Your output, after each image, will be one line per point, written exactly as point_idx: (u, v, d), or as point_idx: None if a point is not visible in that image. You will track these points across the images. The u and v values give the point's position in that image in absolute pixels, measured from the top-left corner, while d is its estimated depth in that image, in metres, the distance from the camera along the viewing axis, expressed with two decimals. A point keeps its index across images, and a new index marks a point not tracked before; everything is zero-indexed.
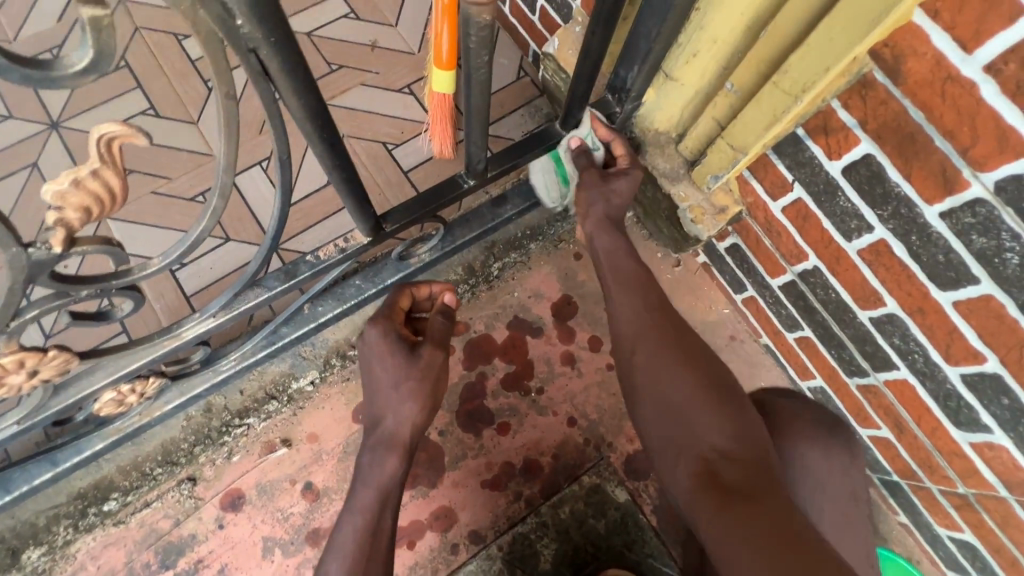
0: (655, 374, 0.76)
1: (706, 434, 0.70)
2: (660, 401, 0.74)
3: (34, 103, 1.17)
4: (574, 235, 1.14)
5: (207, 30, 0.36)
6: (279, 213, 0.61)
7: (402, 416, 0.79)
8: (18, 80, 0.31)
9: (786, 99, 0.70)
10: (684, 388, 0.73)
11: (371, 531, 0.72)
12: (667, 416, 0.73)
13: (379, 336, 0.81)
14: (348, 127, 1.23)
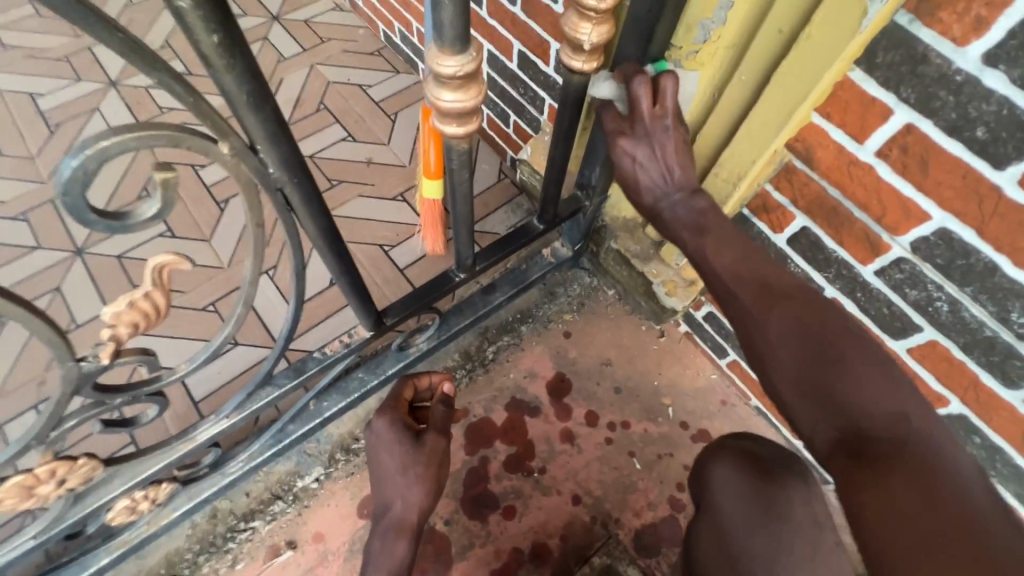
0: (775, 332, 0.62)
1: (852, 405, 0.56)
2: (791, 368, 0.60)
3: (61, 234, 1.31)
4: (562, 315, 1.22)
5: (246, 179, 0.46)
6: (293, 316, 0.69)
7: (408, 503, 0.82)
8: (102, 230, 0.39)
9: (726, 186, 0.80)
10: (807, 344, 0.60)
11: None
12: (803, 385, 0.59)
13: (384, 430, 0.83)
14: (349, 233, 1.35)
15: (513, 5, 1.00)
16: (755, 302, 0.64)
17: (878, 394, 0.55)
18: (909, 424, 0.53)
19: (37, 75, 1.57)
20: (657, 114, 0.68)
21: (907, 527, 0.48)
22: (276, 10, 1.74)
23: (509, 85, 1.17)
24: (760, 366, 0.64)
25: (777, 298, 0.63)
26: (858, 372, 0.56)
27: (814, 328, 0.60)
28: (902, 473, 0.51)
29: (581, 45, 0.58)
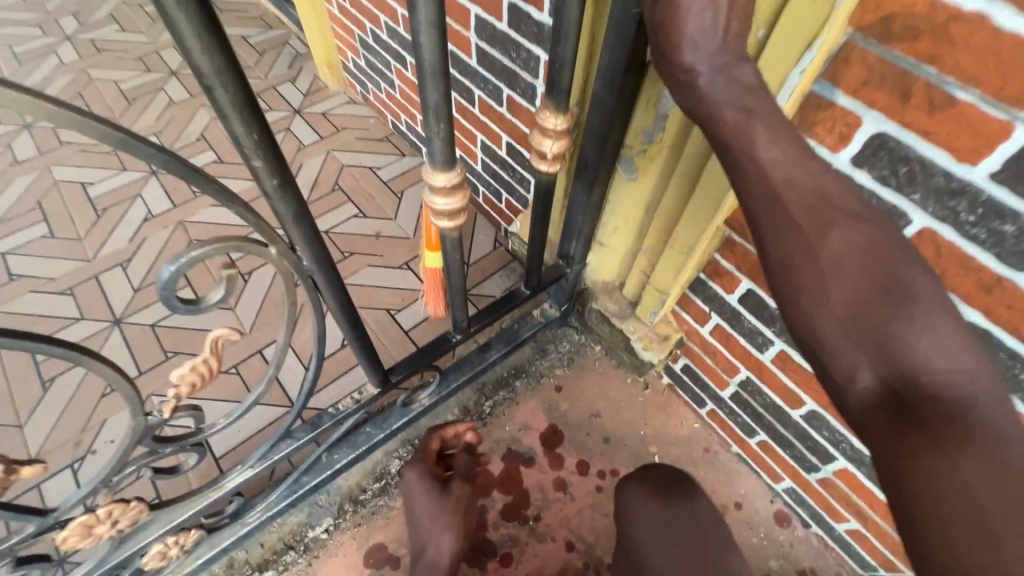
0: (823, 256, 0.47)
1: (919, 353, 0.42)
2: (837, 303, 0.46)
3: (102, 306, 1.47)
4: (553, 370, 1.33)
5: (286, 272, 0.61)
6: (313, 374, 0.82)
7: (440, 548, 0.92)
8: (179, 312, 0.53)
9: (681, 255, 0.95)
10: (864, 274, 0.46)
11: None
12: (852, 327, 0.46)
13: (414, 482, 0.94)
14: (360, 299, 1.50)
15: (499, 106, 1.19)
16: (798, 215, 0.48)
17: (949, 346, 0.42)
18: (979, 385, 0.41)
19: (88, 167, 1.79)
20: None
21: (972, 519, 0.37)
22: (299, 105, 1.98)
23: (500, 169, 1.35)
24: (796, 300, 0.49)
25: (830, 212, 0.47)
26: (926, 314, 0.43)
27: (875, 251, 0.46)
28: (975, 446, 0.39)
29: (545, 154, 0.73)
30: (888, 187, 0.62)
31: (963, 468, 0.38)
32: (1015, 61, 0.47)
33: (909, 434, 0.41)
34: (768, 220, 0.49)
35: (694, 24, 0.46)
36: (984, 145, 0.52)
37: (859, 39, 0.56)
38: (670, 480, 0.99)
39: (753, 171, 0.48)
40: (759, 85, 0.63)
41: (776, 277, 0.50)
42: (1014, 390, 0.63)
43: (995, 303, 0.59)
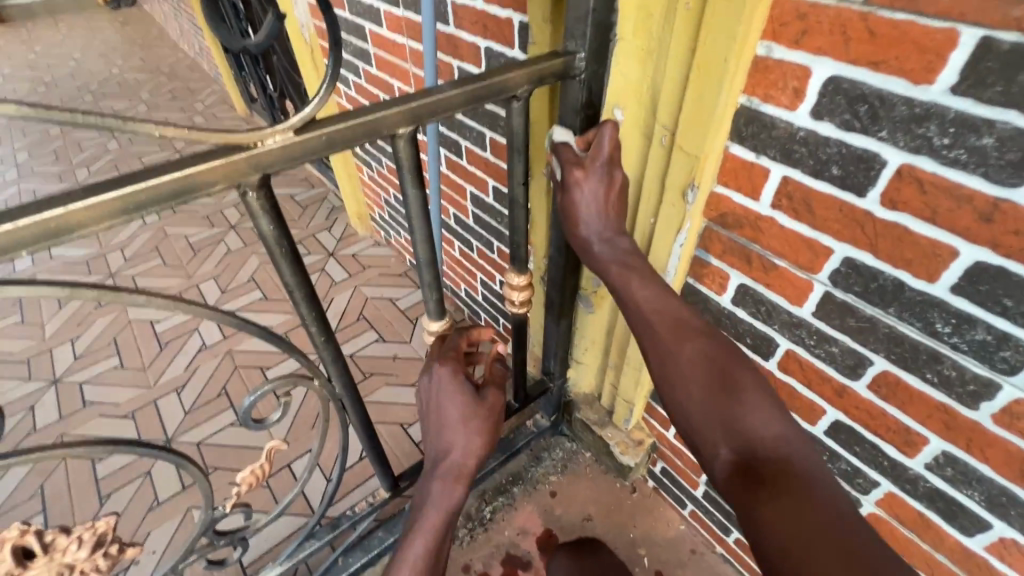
0: (681, 366, 0.70)
1: (747, 426, 0.63)
2: (695, 396, 0.68)
3: (158, 427, 1.70)
4: (547, 477, 1.47)
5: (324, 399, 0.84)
6: (337, 478, 1.01)
7: (456, 447, 0.82)
8: (247, 428, 0.76)
9: (636, 370, 1.16)
10: (706, 376, 0.68)
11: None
12: (706, 411, 0.66)
13: (445, 385, 0.81)
14: (377, 414, 1.70)
15: (491, 252, 1.49)
16: (669, 331, 0.72)
17: (765, 419, 0.62)
18: (793, 447, 0.60)
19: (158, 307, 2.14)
20: (592, 160, 0.76)
21: (801, 543, 0.50)
22: (333, 248, 2.37)
23: (496, 299, 1.62)
24: (671, 398, 0.70)
25: (687, 331, 0.72)
26: (751, 401, 0.64)
27: (717, 359, 0.69)
28: (790, 487, 0.55)
29: (514, 300, 0.99)
30: (758, 319, 0.84)
31: (784, 501, 0.54)
32: (800, 245, 0.72)
33: (752, 487, 0.57)
34: (646, 341, 0.73)
35: (589, 186, 0.76)
36: (802, 293, 0.76)
37: (714, 227, 0.83)
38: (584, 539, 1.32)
39: (636, 307, 0.75)
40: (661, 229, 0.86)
41: (658, 382, 0.72)
42: (885, 475, 0.79)
43: (848, 404, 0.78)
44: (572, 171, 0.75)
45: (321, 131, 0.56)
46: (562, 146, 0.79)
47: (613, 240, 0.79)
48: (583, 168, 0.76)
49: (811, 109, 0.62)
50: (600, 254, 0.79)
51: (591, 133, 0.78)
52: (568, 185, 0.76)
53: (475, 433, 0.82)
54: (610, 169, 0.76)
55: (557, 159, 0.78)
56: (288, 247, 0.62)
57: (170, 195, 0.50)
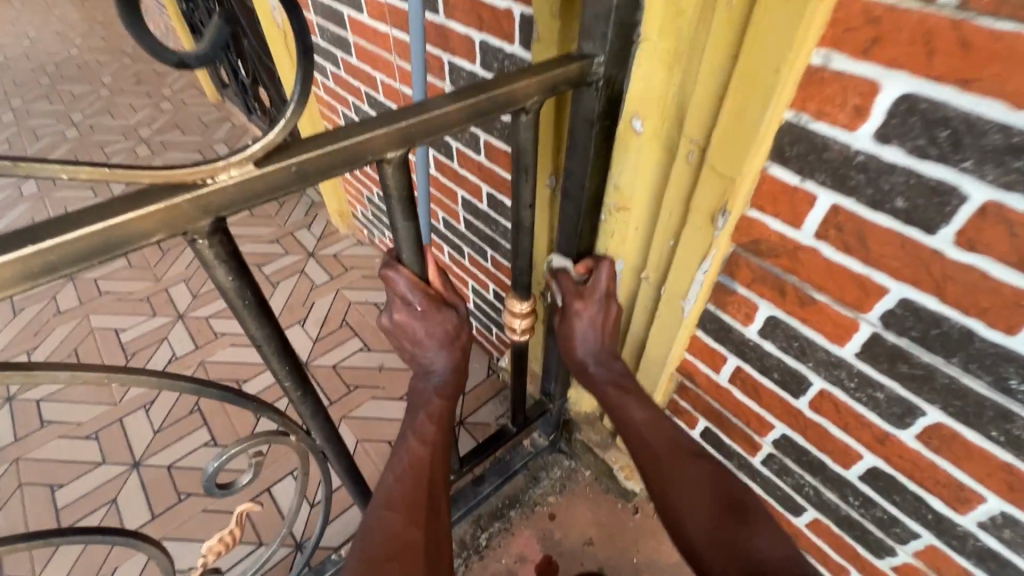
0: (685, 491, 0.76)
1: (753, 548, 0.68)
2: (702, 520, 0.73)
3: (124, 448, 1.57)
4: (546, 498, 1.39)
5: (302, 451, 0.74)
6: (320, 527, 0.90)
7: (436, 366, 0.67)
8: (209, 495, 0.64)
9: None
10: (710, 499, 0.75)
11: (410, 522, 0.62)
12: (716, 537, 0.71)
13: (419, 317, 0.62)
14: (362, 432, 1.60)
15: (485, 261, 1.37)
16: (670, 451, 0.79)
17: (770, 543, 0.68)
18: (797, 565, 0.66)
19: (123, 314, 1.98)
20: (592, 290, 0.81)
21: None
22: (313, 248, 2.24)
23: (489, 309, 1.51)
24: (682, 521, 0.75)
25: (690, 456, 0.79)
26: (754, 526, 0.71)
27: (719, 484, 0.76)
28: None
29: (516, 328, 0.90)
30: (789, 355, 0.77)
31: None
32: (847, 280, 0.63)
33: None
34: (652, 468, 0.79)
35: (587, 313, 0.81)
36: (845, 332, 0.67)
37: (743, 253, 0.74)
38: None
39: (635, 430, 0.82)
40: (677, 278, 0.81)
41: (670, 515, 0.77)
42: (929, 528, 0.72)
43: (891, 453, 0.71)
44: (573, 304, 0.80)
45: (289, 161, 0.45)
46: (561, 273, 0.84)
47: (608, 362, 0.84)
48: (583, 299, 0.81)
49: (875, 130, 0.53)
50: (597, 377, 0.85)
51: (588, 263, 0.83)
52: (570, 315, 0.81)
53: (458, 354, 0.67)
54: (608, 302, 0.81)
55: (558, 285, 0.84)
56: (252, 297, 0.51)
57: (91, 252, 0.39)
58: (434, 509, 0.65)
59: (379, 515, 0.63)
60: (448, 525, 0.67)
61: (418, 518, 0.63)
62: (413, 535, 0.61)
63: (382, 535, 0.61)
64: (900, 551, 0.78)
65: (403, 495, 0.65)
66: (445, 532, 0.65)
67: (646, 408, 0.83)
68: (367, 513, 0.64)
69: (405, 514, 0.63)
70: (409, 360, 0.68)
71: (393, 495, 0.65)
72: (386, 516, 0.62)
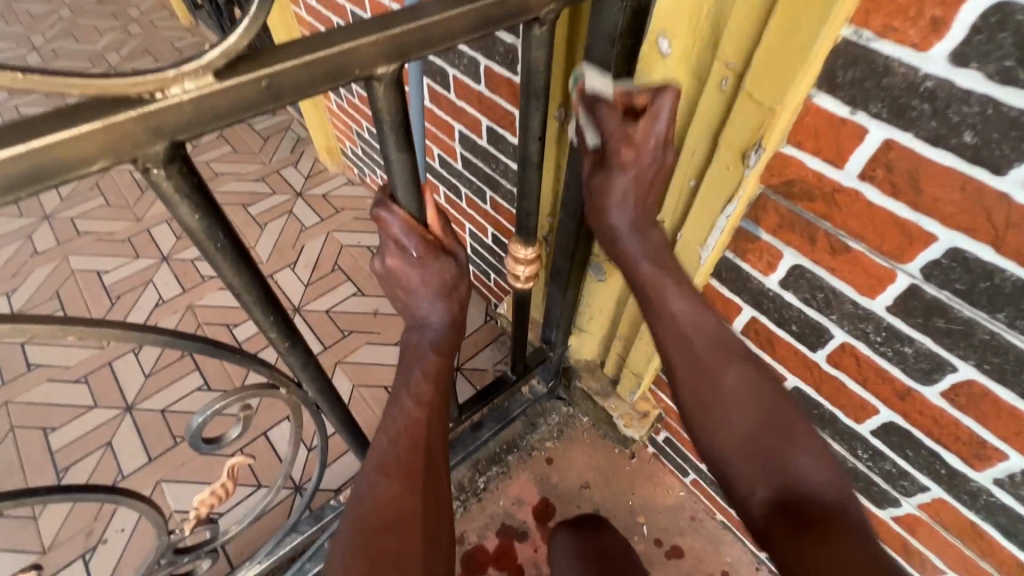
0: (723, 399, 0.67)
1: (794, 464, 0.62)
2: (735, 428, 0.66)
3: (115, 392, 1.54)
4: (543, 442, 1.40)
5: (293, 404, 0.70)
6: (315, 478, 0.88)
7: (431, 319, 0.59)
8: (195, 451, 0.60)
9: (651, 345, 1.03)
10: (751, 409, 0.66)
11: (405, 489, 0.61)
12: (749, 447, 0.64)
13: (415, 265, 0.55)
14: (358, 377, 1.58)
15: (484, 203, 1.29)
16: (708, 352, 0.68)
17: (815, 462, 0.62)
18: (835, 488, 0.61)
19: (105, 255, 1.90)
20: (645, 127, 0.58)
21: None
22: (301, 188, 2.12)
23: (487, 253, 1.44)
24: (709, 426, 0.67)
25: (728, 357, 0.68)
26: (797, 441, 0.63)
27: (765, 393, 0.66)
28: (820, 517, 0.58)
29: (519, 275, 0.85)
30: (811, 307, 0.72)
31: (834, 544, 0.55)
32: (888, 227, 0.58)
33: (791, 524, 0.59)
34: (689, 367, 0.68)
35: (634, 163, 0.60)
36: (878, 284, 0.62)
37: (772, 196, 0.67)
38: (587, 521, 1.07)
39: (672, 320, 0.68)
40: (697, 222, 0.74)
41: (696, 418, 0.69)
42: (939, 483, 0.71)
43: (910, 408, 0.68)
44: (619, 150, 0.59)
45: (257, 74, 0.37)
46: (596, 95, 0.60)
47: (647, 231, 0.67)
48: (633, 147, 0.59)
49: (951, 49, 0.45)
50: (630, 247, 0.67)
51: (647, 91, 0.59)
52: (610, 166, 0.61)
53: (455, 307, 0.60)
54: (665, 147, 0.60)
55: (590, 116, 0.61)
56: (226, 240, 0.45)
57: (17, 181, 0.32)
58: (430, 475, 0.62)
59: (374, 481, 0.61)
60: (444, 480, 0.65)
61: (414, 486, 0.61)
62: (409, 505, 0.60)
63: (378, 504, 0.60)
64: (904, 503, 0.78)
65: (398, 463, 0.61)
66: (441, 489, 0.64)
67: (685, 295, 0.68)
68: (360, 474, 0.62)
69: (402, 482, 0.61)
70: (403, 311, 0.61)
71: (387, 460, 0.61)
72: (381, 485, 0.60)
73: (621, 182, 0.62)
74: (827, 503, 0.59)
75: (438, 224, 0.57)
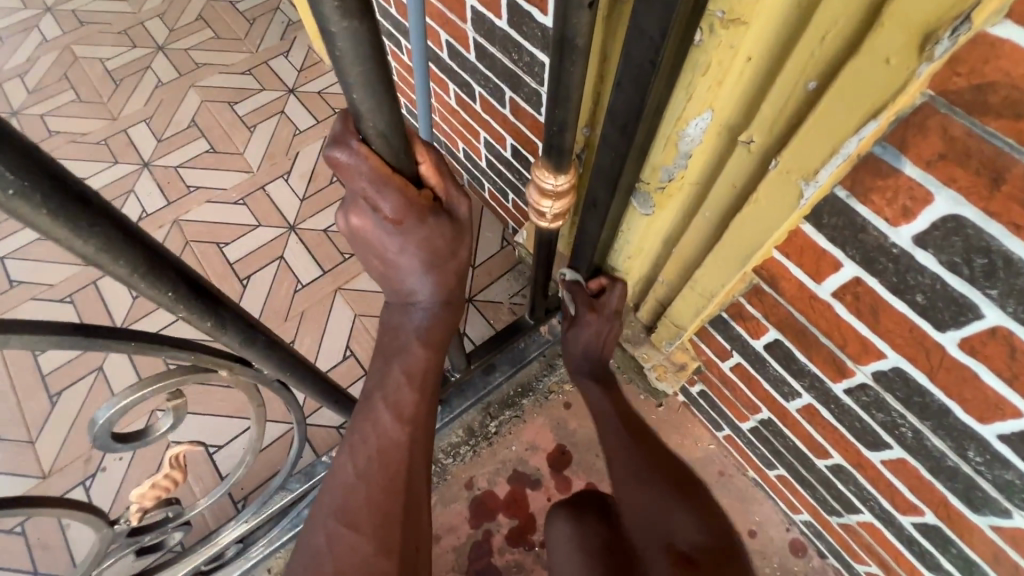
0: (634, 467, 0.85)
1: (682, 523, 0.79)
2: (644, 492, 0.83)
3: (103, 315, 1.42)
4: (561, 386, 1.26)
5: (245, 383, 0.54)
6: (296, 448, 0.77)
7: (421, 297, 0.47)
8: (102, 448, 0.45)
9: (701, 298, 0.84)
10: (658, 478, 0.84)
11: (378, 547, 0.47)
12: (651, 505, 0.82)
13: (391, 231, 0.41)
14: (360, 306, 1.44)
15: (502, 107, 1.03)
16: (632, 430, 0.91)
17: (699, 520, 0.79)
18: (719, 543, 0.77)
19: (80, 160, 1.70)
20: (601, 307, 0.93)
21: None
22: (292, 83, 1.84)
23: (504, 170, 1.21)
24: (625, 489, 0.85)
25: (643, 434, 0.90)
26: (688, 505, 0.81)
27: (671, 468, 0.86)
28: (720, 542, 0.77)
29: (544, 213, 0.65)
30: (958, 275, 0.51)
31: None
32: None
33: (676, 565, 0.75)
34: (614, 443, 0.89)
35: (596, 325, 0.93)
36: None
37: (943, 108, 0.44)
38: (583, 507, 0.94)
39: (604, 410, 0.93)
40: (804, 147, 0.53)
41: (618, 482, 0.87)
42: None
43: None
44: (585, 316, 0.93)
45: None
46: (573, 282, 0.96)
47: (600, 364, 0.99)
48: (598, 311, 0.93)
49: None
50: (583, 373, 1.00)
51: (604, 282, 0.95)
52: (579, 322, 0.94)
53: (449, 279, 0.47)
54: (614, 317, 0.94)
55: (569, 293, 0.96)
56: (15, 179, 0.26)
57: None
58: (411, 522, 0.49)
59: (337, 534, 0.47)
60: (429, 524, 0.52)
61: (391, 541, 0.47)
62: (383, 567, 0.46)
63: (344, 568, 0.46)
64: (1016, 516, 0.62)
65: (368, 506, 0.48)
66: (425, 538, 0.51)
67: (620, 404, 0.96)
68: (319, 521, 0.49)
69: (375, 534, 0.47)
70: (382, 282, 0.48)
71: (356, 504, 0.48)
72: (347, 541, 0.47)
73: (585, 331, 0.95)
74: (725, 538, 0.78)
75: (431, 175, 0.42)
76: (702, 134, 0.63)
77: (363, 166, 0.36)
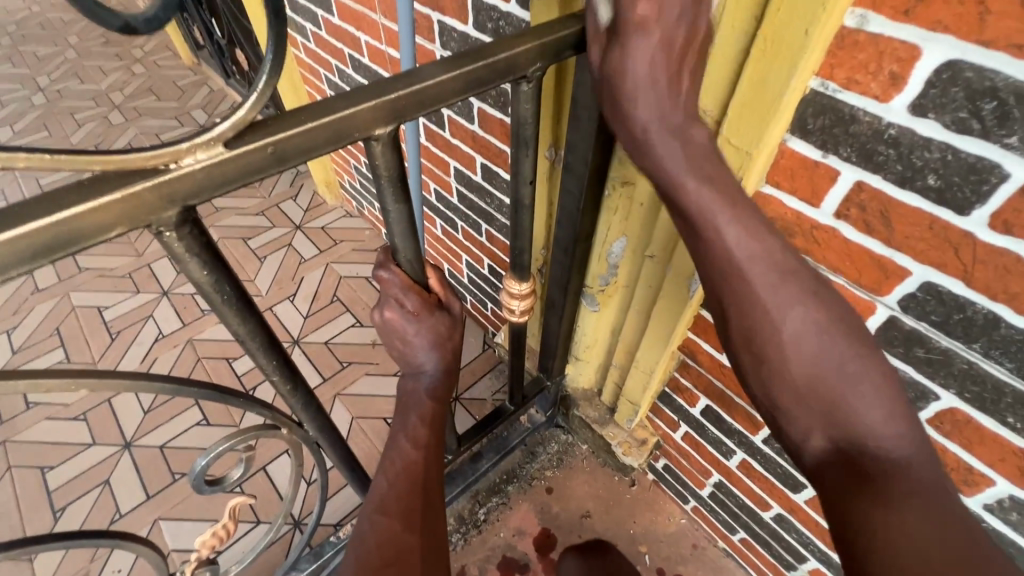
0: (777, 343, 0.53)
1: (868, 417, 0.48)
2: (785, 373, 0.53)
3: (114, 429, 1.52)
4: (543, 472, 1.39)
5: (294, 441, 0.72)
6: (314, 522, 0.89)
7: (427, 368, 0.67)
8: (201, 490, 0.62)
9: (645, 375, 1.04)
10: (808, 352, 0.52)
11: (404, 526, 0.62)
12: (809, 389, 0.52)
13: (412, 321, 0.63)
14: (358, 409, 1.59)
15: (479, 235, 1.32)
16: (759, 252, 0.52)
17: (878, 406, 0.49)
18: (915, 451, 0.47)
19: (104, 291, 1.90)
20: None
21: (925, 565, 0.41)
22: (299, 221, 2.15)
23: (484, 283, 1.47)
24: (754, 372, 0.55)
25: (793, 293, 0.52)
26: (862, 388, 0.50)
27: (829, 332, 0.52)
28: (900, 489, 0.45)
29: (514, 309, 0.88)
30: None
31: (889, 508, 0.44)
32: (863, 264, 0.60)
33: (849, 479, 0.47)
34: (732, 303, 0.55)
35: None
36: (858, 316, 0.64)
37: None
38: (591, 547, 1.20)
39: (719, 250, 0.53)
40: (683, 257, 0.79)
41: (747, 363, 0.56)
42: None
43: None
44: None
45: (265, 141, 0.39)
46: None
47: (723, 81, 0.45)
48: None
49: (910, 101, 0.48)
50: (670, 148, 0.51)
51: None
52: None
53: (448, 355, 0.68)
54: None
55: None
56: (230, 291, 0.47)
57: (50, 248, 0.34)
58: (428, 512, 0.64)
59: (374, 521, 0.63)
60: (443, 522, 0.66)
61: (414, 522, 0.62)
62: (408, 541, 0.61)
63: (381, 544, 0.60)
64: None
65: (398, 499, 0.64)
66: (441, 536, 0.64)
67: (738, 219, 0.52)
68: (363, 515, 0.64)
69: (402, 520, 0.62)
70: (401, 359, 0.68)
71: (388, 501, 0.64)
72: (382, 524, 0.62)
73: None
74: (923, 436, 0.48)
75: (436, 285, 0.65)
76: (622, 252, 0.89)
77: (397, 280, 0.60)
